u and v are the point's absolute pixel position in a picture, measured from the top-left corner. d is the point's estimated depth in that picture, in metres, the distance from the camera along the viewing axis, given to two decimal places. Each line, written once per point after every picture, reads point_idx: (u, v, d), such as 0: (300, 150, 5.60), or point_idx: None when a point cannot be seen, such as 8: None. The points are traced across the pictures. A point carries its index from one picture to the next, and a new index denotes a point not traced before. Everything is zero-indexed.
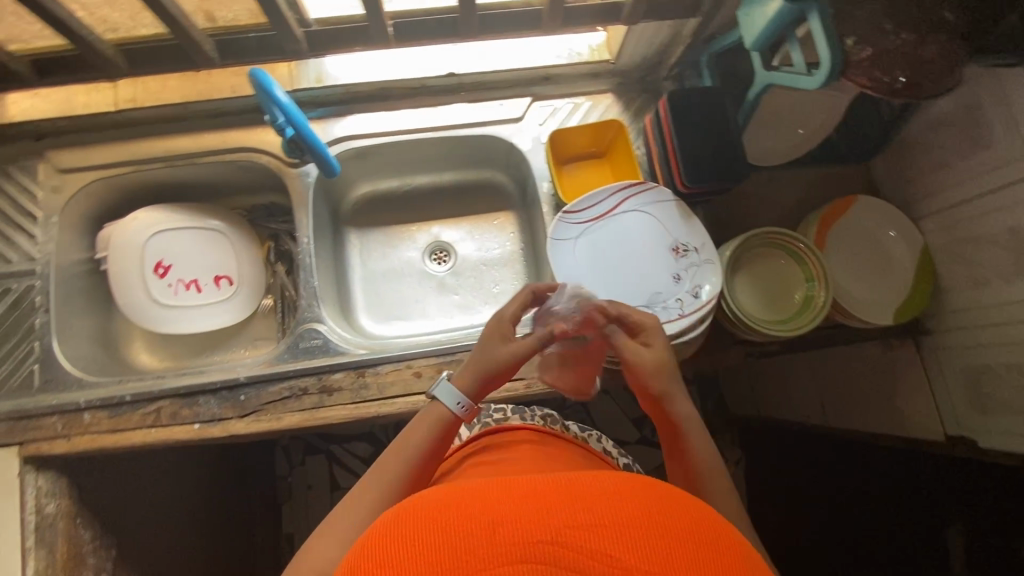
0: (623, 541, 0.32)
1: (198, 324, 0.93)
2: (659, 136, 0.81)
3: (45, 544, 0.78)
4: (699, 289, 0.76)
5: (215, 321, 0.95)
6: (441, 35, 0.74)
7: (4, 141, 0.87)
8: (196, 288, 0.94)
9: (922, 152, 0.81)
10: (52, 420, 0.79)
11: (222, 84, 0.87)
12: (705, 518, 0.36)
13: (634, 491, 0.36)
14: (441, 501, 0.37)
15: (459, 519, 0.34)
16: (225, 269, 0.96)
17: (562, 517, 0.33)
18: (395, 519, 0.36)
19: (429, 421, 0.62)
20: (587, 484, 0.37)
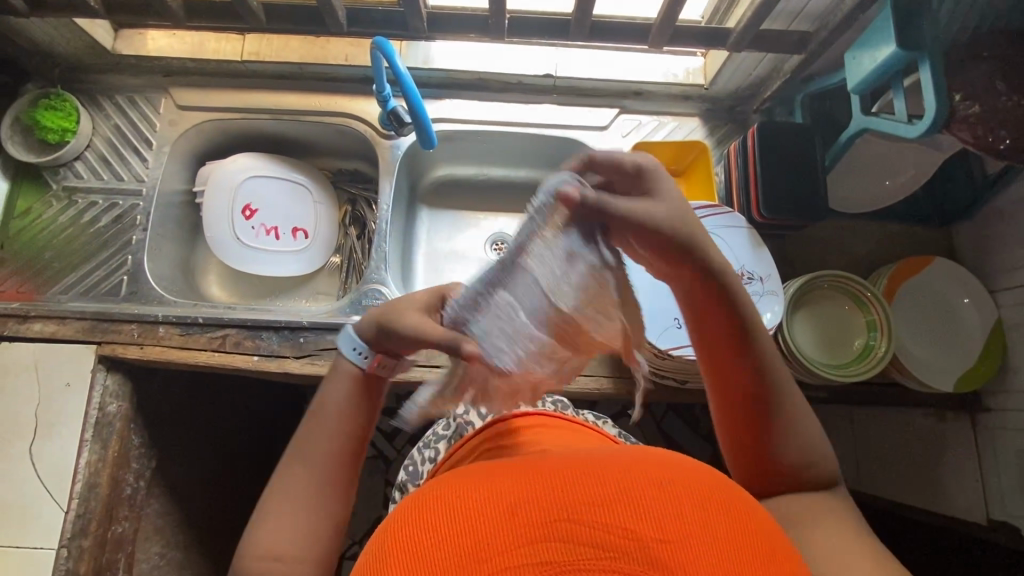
0: (640, 515, 0.34)
1: (270, 268, 1.00)
2: (743, 164, 0.82)
3: (100, 439, 0.83)
4: (758, 317, 0.76)
5: (286, 268, 1.00)
6: (553, 36, 0.77)
7: (136, 71, 0.96)
8: (275, 235, 1.00)
9: (1011, 224, 0.78)
10: (131, 328, 0.86)
11: (338, 52, 0.93)
12: (715, 491, 0.37)
13: (645, 468, 0.38)
14: (451, 488, 0.38)
15: (474, 506, 0.35)
16: (303, 223, 1.02)
17: (579, 494, 0.35)
18: (405, 514, 0.37)
19: (337, 378, 0.54)
20: (599, 464, 0.38)
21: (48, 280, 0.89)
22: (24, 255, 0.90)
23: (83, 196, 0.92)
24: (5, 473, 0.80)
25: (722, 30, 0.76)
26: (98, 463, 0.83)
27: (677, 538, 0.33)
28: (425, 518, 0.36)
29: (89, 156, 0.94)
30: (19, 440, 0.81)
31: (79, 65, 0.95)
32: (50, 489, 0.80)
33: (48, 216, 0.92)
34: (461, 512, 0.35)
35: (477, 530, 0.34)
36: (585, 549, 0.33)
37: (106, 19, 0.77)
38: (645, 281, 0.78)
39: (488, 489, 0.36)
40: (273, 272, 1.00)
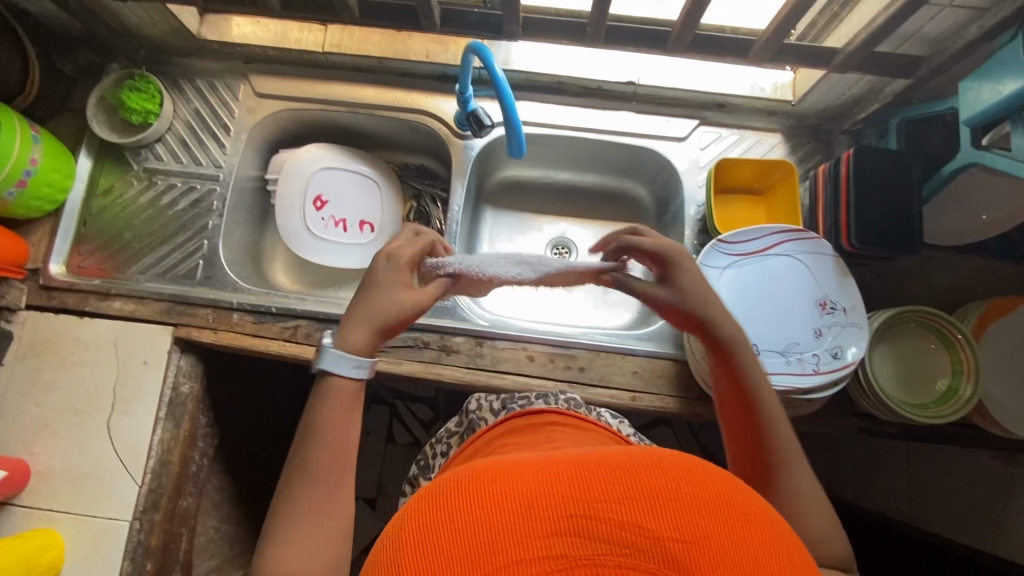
0: (662, 517, 0.31)
1: (334, 259, 1.00)
2: (832, 190, 0.80)
3: (173, 418, 0.86)
4: (839, 349, 0.74)
5: (350, 260, 1.01)
6: (648, 47, 0.74)
7: (217, 56, 0.96)
8: (343, 227, 1.00)
9: None
10: (206, 312, 0.88)
11: (418, 48, 0.92)
12: (738, 492, 0.35)
13: (662, 466, 0.35)
14: (460, 477, 0.36)
15: (481, 495, 0.33)
16: (370, 217, 1.02)
17: (593, 490, 0.32)
18: (417, 508, 0.35)
19: (327, 397, 0.52)
20: (617, 456, 0.36)
21: (127, 259, 0.92)
22: (105, 233, 0.93)
23: (162, 178, 0.94)
24: (84, 444, 0.84)
25: (827, 50, 0.73)
26: (170, 442, 0.85)
27: (699, 542, 0.31)
28: (432, 509, 0.34)
29: (169, 139, 0.95)
30: (98, 413, 0.85)
31: (163, 47, 0.96)
32: (125, 463, 0.83)
33: (129, 195, 0.94)
34: (469, 501, 0.33)
35: (486, 522, 0.32)
36: (599, 547, 0.31)
37: (202, 6, 0.77)
38: (724, 303, 0.77)
39: (500, 477, 0.34)
40: (336, 264, 1.00)
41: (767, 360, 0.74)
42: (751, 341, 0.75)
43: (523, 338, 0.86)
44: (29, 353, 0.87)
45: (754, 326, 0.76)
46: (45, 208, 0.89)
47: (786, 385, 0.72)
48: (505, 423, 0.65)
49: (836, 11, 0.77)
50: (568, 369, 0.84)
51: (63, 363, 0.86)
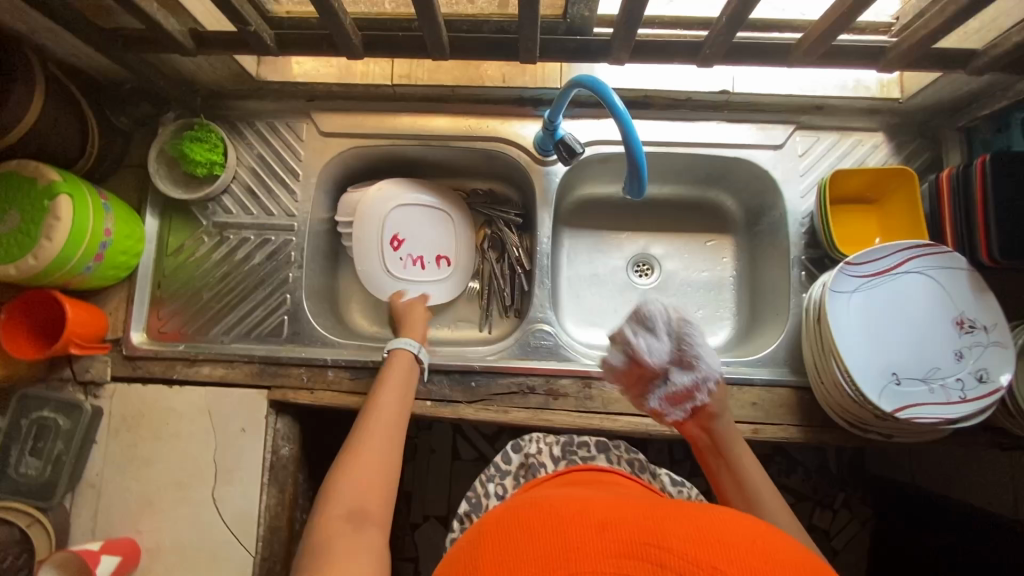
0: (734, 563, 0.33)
1: (415, 299, 0.97)
2: (963, 198, 0.74)
3: (277, 483, 0.83)
4: (984, 372, 0.70)
5: (432, 297, 0.97)
6: (768, 61, 0.69)
7: (277, 96, 0.91)
8: (421, 265, 0.96)
9: None
10: (299, 371, 0.84)
11: (493, 72, 0.88)
12: (811, 564, 0.35)
13: (738, 526, 0.37)
14: (544, 503, 0.41)
15: (564, 518, 0.37)
16: (446, 250, 0.98)
17: (669, 530, 0.36)
18: (493, 523, 0.40)
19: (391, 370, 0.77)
20: (697, 510, 0.39)
21: (208, 320, 0.88)
22: (182, 295, 0.89)
23: (234, 231, 0.90)
24: (192, 517, 0.81)
25: (965, 51, 0.67)
26: (277, 508, 0.83)
27: None
28: (509, 523, 0.38)
29: (235, 189, 0.90)
30: (202, 485, 0.82)
31: (219, 91, 0.90)
32: (236, 534, 0.81)
33: (201, 253, 0.89)
34: (548, 520, 0.37)
35: (565, 535, 0.36)
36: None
37: (276, 54, 0.71)
38: (857, 330, 0.73)
39: (582, 513, 0.38)
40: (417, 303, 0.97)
41: (910, 389, 0.70)
42: (891, 369, 0.71)
43: None
44: (122, 428, 0.83)
45: (892, 353, 0.72)
46: (120, 274, 0.85)
47: (934, 415, 0.68)
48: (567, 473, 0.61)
49: None
50: None
51: (159, 436, 0.83)
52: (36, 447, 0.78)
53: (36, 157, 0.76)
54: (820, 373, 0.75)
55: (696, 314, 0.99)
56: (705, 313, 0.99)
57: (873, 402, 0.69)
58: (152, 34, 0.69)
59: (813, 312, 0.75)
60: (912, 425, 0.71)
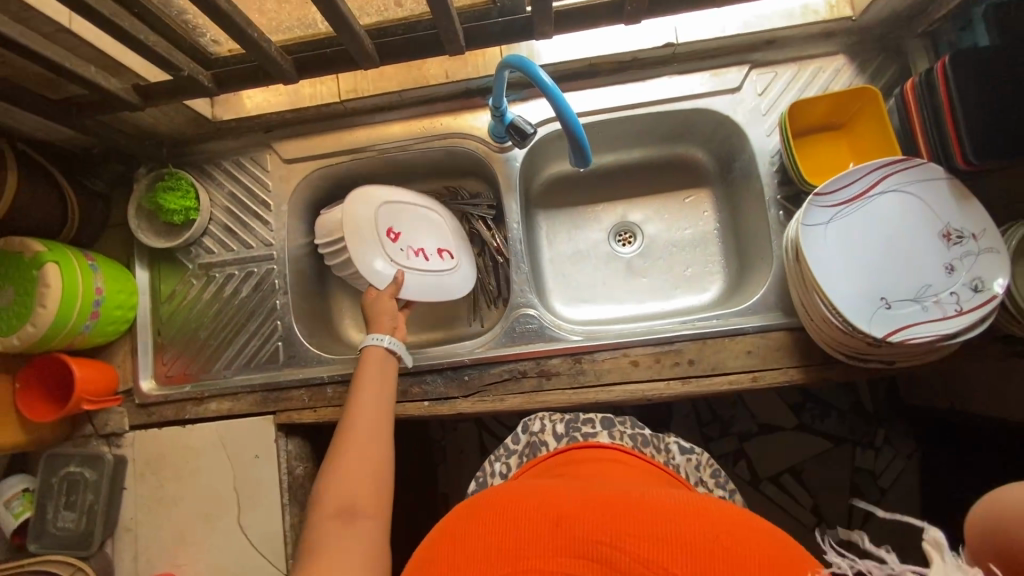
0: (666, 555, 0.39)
1: (420, 292, 0.90)
2: (929, 106, 0.71)
3: (296, 501, 0.86)
4: (979, 281, 0.67)
5: (439, 290, 0.92)
6: (696, 5, 0.67)
7: (237, 132, 0.93)
8: (424, 256, 0.92)
9: None
10: (300, 393, 0.87)
11: (436, 70, 0.87)
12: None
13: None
14: (514, 499, 0.47)
15: (524, 516, 0.44)
16: (446, 244, 0.95)
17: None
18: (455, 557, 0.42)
19: (366, 367, 0.76)
20: (648, 506, 0.44)
21: (209, 358, 0.92)
22: (181, 338, 0.92)
23: (219, 270, 0.93)
24: (222, 546, 0.85)
25: None
26: (300, 525, 0.86)
27: None
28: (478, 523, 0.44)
29: (214, 229, 0.94)
30: (227, 514, 0.86)
31: (183, 138, 0.93)
32: (266, 555, 0.84)
33: (192, 295, 0.93)
34: (512, 518, 0.44)
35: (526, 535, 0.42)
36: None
37: (217, 93, 0.75)
38: (838, 261, 0.70)
39: (541, 510, 0.44)
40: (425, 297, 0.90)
41: (901, 312, 0.68)
42: (879, 295, 0.69)
43: (622, 344, 0.81)
44: (146, 472, 0.88)
45: (877, 278, 0.69)
46: (121, 328, 0.89)
47: (930, 335, 0.66)
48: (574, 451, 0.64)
49: None
50: (677, 365, 0.80)
51: (181, 474, 0.87)
52: (69, 501, 0.83)
53: (21, 232, 0.80)
54: (807, 311, 0.73)
55: (685, 272, 0.97)
56: (693, 270, 0.97)
57: (864, 331, 0.66)
58: (100, 97, 0.72)
59: (791, 250, 0.73)
60: (910, 348, 0.68)
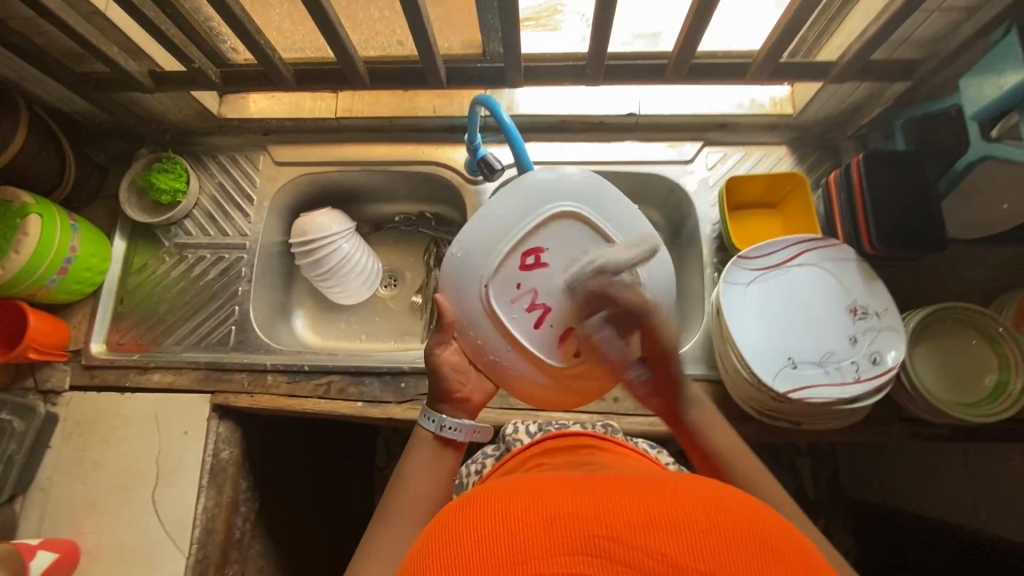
0: (675, 541, 0.32)
1: (505, 369, 0.58)
2: (846, 196, 0.80)
3: (215, 485, 0.87)
4: (877, 355, 0.72)
5: (512, 374, 0.59)
6: (649, 78, 0.81)
7: (238, 131, 1.02)
8: (537, 317, 0.55)
9: None
10: (241, 376, 0.90)
11: (425, 104, 0.97)
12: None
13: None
14: (501, 490, 0.38)
15: (513, 511, 0.35)
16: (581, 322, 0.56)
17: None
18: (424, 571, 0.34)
19: (416, 447, 0.58)
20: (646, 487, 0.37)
21: (163, 332, 0.95)
22: (140, 310, 0.96)
23: (192, 251, 0.98)
24: (129, 520, 0.84)
25: (822, 63, 0.77)
26: (214, 509, 0.86)
27: None
28: (464, 520, 0.36)
29: (197, 214, 1.00)
30: (142, 487, 0.86)
31: (187, 129, 1.02)
32: (172, 534, 0.84)
33: (161, 272, 0.98)
34: (500, 511, 0.35)
35: (522, 534, 0.33)
36: None
37: (224, 89, 0.85)
38: (754, 318, 0.76)
39: (533, 504, 0.35)
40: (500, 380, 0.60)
41: (805, 373, 0.73)
42: (787, 355, 0.74)
43: None
44: (73, 434, 0.88)
45: (786, 340, 0.75)
46: (86, 290, 0.93)
47: (827, 396, 0.70)
48: (543, 444, 0.60)
49: (823, 26, 0.80)
50: (602, 400, 0.84)
51: (107, 440, 0.88)
52: None
53: (17, 184, 0.87)
54: (724, 363, 0.79)
55: None
56: None
57: (767, 384, 0.72)
58: (117, 75, 0.81)
59: (714, 306, 0.80)
60: (811, 408, 0.73)
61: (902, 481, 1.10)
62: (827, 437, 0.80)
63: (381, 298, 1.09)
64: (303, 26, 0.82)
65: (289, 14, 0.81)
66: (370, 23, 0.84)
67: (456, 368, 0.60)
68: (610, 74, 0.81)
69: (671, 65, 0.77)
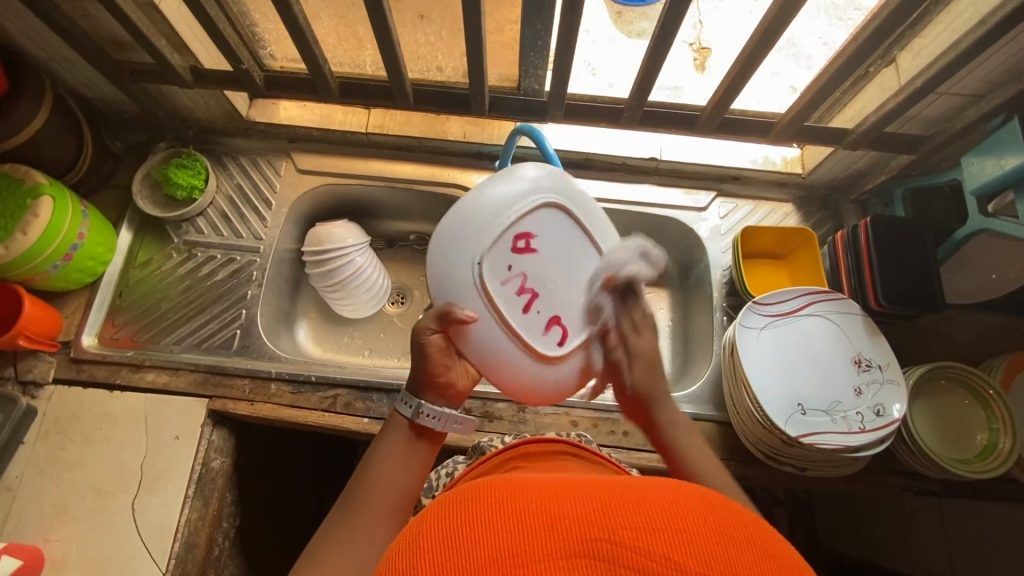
0: (680, 545, 0.29)
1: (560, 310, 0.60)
2: (853, 254, 0.85)
3: (201, 496, 0.82)
4: (881, 407, 0.76)
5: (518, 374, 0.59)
6: (680, 127, 0.85)
7: (263, 136, 1.02)
8: (524, 303, 0.58)
9: None
10: (242, 383, 0.86)
11: (456, 129, 1.00)
12: None
13: None
14: (498, 488, 0.34)
15: (502, 508, 0.32)
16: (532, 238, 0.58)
17: None
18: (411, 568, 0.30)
19: (389, 431, 0.58)
20: (647, 486, 0.34)
21: (161, 331, 0.91)
22: (140, 306, 0.93)
23: (202, 250, 0.96)
24: (105, 527, 0.79)
25: (839, 130, 0.83)
26: (198, 522, 0.81)
27: None
28: (452, 516, 0.33)
29: (211, 213, 0.98)
30: (122, 493, 0.80)
31: (210, 127, 1.01)
32: (149, 546, 0.78)
33: (166, 268, 0.95)
34: (487, 507, 0.32)
35: (513, 532, 0.30)
36: None
37: (262, 92, 0.85)
38: (766, 363, 0.79)
39: (521, 502, 0.32)
40: (489, 371, 0.60)
41: (814, 420, 0.75)
42: (797, 401, 0.77)
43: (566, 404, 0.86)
44: (53, 430, 0.83)
45: (796, 385, 0.78)
46: (84, 280, 0.89)
47: (835, 443, 0.73)
48: (514, 448, 0.57)
49: (838, 97, 0.87)
50: (611, 434, 0.84)
51: (89, 439, 0.82)
52: None
53: (28, 164, 0.84)
54: (735, 404, 0.81)
55: None
56: None
57: (779, 427, 0.74)
58: (158, 67, 0.81)
59: (727, 347, 0.82)
60: (818, 454, 0.75)
61: (879, 536, 1.13)
62: (828, 485, 0.82)
63: (387, 314, 1.08)
64: (353, 42, 0.85)
65: (336, 29, 0.84)
66: (416, 46, 0.87)
67: (440, 353, 0.58)
68: (644, 119, 0.85)
69: (702, 118, 0.82)
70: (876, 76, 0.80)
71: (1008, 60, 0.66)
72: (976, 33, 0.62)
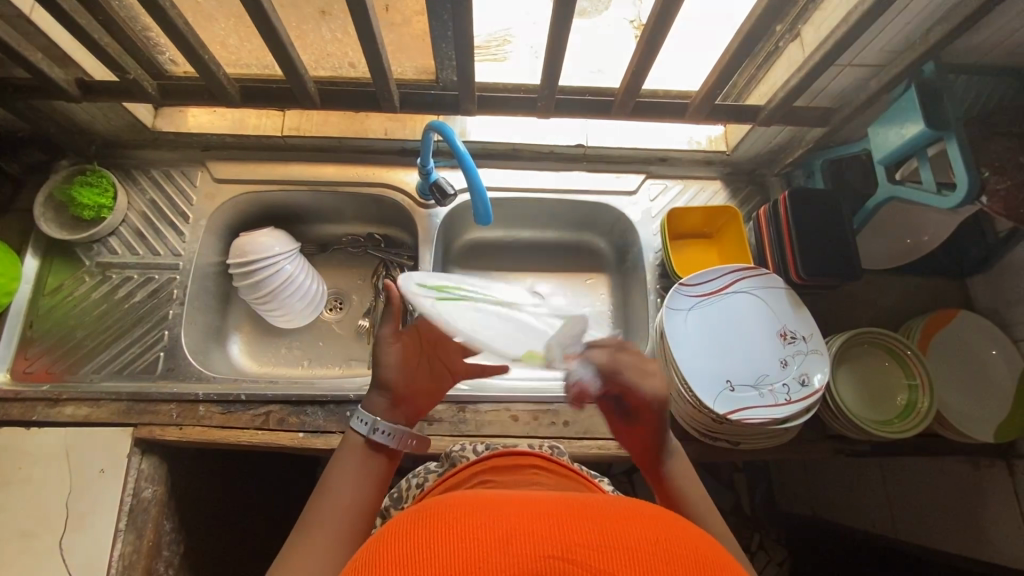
0: (635, 561, 0.31)
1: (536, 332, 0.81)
2: (775, 229, 0.87)
3: (134, 528, 0.79)
4: (806, 377, 0.78)
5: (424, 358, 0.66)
6: (597, 113, 0.85)
7: (173, 146, 0.97)
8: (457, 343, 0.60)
9: (1014, 276, 0.82)
10: (168, 408, 0.83)
11: (377, 126, 0.97)
12: None
13: None
14: (456, 507, 0.35)
15: (461, 526, 0.33)
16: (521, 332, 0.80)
17: None
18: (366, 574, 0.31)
19: (344, 454, 0.60)
20: (605, 506, 0.37)
21: (79, 360, 0.87)
22: (53, 335, 0.88)
23: (116, 271, 0.92)
24: (31, 570, 0.75)
25: (752, 107, 0.84)
26: (133, 555, 0.78)
27: None
28: (409, 532, 0.33)
29: (123, 231, 0.94)
30: (48, 534, 0.77)
31: (115, 141, 0.96)
32: None
33: (80, 293, 0.90)
34: (448, 527, 0.33)
35: (471, 549, 0.31)
36: None
37: (160, 102, 0.81)
38: (695, 342, 0.80)
39: (483, 517, 0.33)
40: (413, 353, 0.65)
41: (742, 395, 0.77)
42: (725, 377, 0.78)
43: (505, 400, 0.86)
44: None
45: (724, 363, 0.79)
46: None
47: (761, 417, 0.75)
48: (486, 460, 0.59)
49: (752, 73, 0.88)
50: (553, 425, 0.85)
51: (5, 482, 0.78)
52: None
53: None
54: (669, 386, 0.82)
55: None
56: None
57: (708, 406, 0.75)
58: (39, 82, 0.75)
59: (657, 330, 0.83)
60: (747, 428, 0.77)
61: (825, 495, 1.18)
62: (763, 455, 0.85)
63: (325, 321, 1.06)
64: (250, 42, 0.81)
65: (234, 29, 0.79)
66: (321, 43, 0.83)
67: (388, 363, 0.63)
68: (561, 106, 0.84)
69: (617, 102, 0.82)
70: (784, 51, 0.80)
71: (900, 30, 0.68)
72: (865, 6, 0.63)
